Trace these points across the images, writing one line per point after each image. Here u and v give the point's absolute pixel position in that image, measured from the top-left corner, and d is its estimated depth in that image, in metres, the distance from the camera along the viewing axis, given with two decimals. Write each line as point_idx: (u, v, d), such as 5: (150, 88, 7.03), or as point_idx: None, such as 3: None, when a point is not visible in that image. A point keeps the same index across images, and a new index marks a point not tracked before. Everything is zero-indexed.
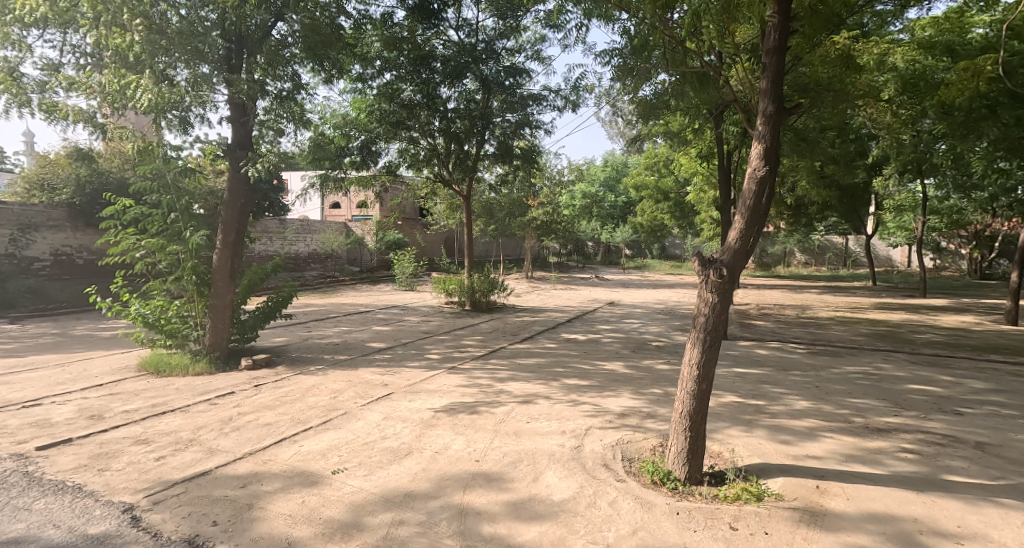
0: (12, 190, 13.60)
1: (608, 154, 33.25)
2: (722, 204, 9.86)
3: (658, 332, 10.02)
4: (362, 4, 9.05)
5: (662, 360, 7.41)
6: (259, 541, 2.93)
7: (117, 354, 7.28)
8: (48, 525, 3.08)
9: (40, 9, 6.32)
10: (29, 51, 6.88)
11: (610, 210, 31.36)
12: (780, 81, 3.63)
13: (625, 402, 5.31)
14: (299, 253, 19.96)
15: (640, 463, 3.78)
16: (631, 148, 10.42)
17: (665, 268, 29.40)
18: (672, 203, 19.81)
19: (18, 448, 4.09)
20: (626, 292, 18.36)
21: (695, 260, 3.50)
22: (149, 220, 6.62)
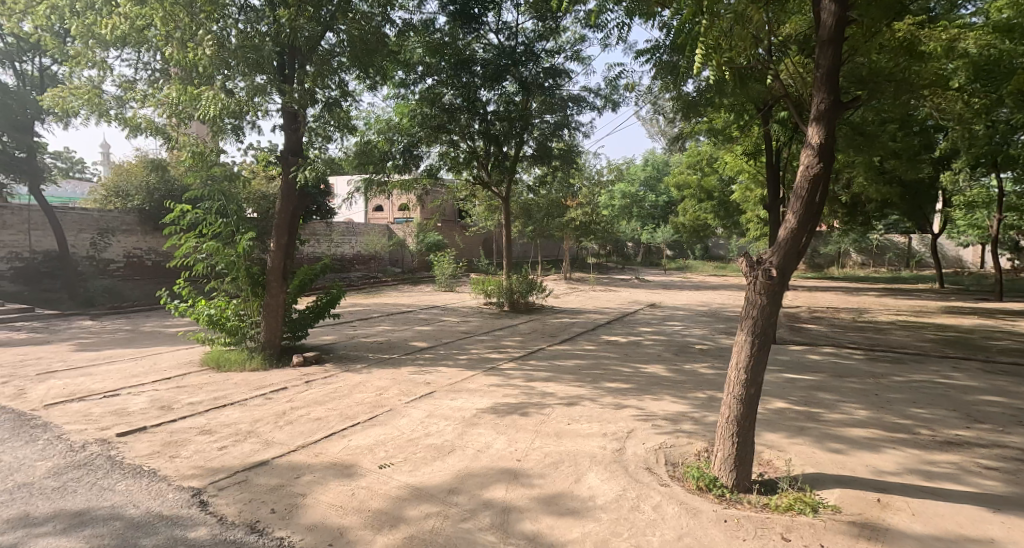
0: (93, 197, 14.71)
1: (648, 153, 32.63)
2: (770, 203, 9.60)
3: (702, 334, 9.89)
4: (406, 12, 9.28)
5: (706, 363, 7.33)
6: (312, 530, 3.10)
7: (183, 350, 7.73)
8: (126, 506, 3.34)
9: (118, 33, 6.80)
10: (109, 70, 7.40)
11: (651, 211, 30.91)
12: (835, 74, 3.54)
13: (669, 406, 5.30)
14: (344, 255, 20.59)
15: (684, 469, 3.79)
16: (672, 148, 10.30)
17: (707, 269, 28.81)
18: (715, 203, 19.37)
19: (100, 433, 4.43)
20: (666, 293, 18.18)
21: (742, 261, 3.49)
22: (207, 224, 6.94)
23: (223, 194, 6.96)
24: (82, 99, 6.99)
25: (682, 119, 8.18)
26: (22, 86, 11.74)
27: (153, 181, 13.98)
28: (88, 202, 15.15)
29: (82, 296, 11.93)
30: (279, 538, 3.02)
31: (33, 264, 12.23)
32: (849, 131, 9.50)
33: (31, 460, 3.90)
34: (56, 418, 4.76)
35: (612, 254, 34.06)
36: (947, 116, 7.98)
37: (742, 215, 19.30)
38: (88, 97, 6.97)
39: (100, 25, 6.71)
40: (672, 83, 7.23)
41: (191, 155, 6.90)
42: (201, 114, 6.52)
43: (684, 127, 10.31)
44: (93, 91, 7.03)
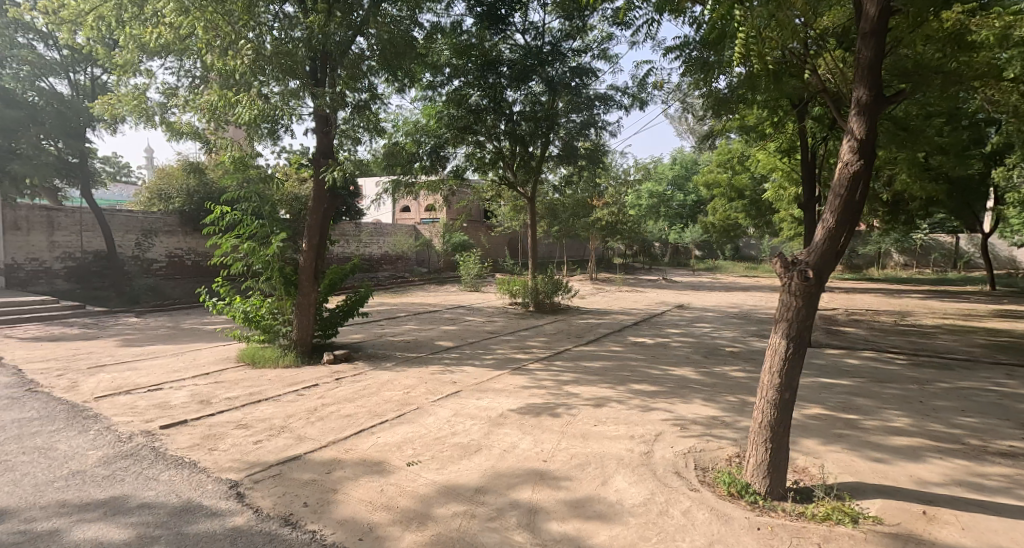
0: (137, 200, 15.32)
1: (676, 151, 32.05)
2: (807, 201, 9.36)
3: (731, 337, 9.74)
4: (434, 15, 9.41)
5: (737, 366, 7.23)
6: (343, 524, 3.20)
7: (220, 347, 8.00)
8: (168, 495, 3.48)
9: (162, 42, 7.07)
10: (153, 77, 7.69)
11: (679, 210, 30.46)
12: (878, 69, 3.46)
13: (699, 409, 5.25)
14: (372, 255, 20.91)
15: (714, 474, 3.76)
16: (703, 147, 10.16)
17: (737, 270, 28.28)
18: (746, 202, 18.92)
19: (144, 425, 4.64)
20: (694, 294, 17.93)
21: (777, 261, 3.46)
22: (243, 225, 7.17)
23: (259, 196, 7.19)
24: (128, 105, 7.30)
25: (712, 116, 8.04)
26: (75, 95, 12.21)
27: (192, 183, 14.45)
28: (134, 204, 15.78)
29: (128, 294, 12.44)
30: (311, 532, 3.12)
31: (84, 264, 12.76)
32: (891, 127, 9.19)
33: (82, 449, 4.09)
34: (104, 410, 4.98)
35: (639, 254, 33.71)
36: (999, 109, 7.65)
37: (775, 214, 18.86)
38: (133, 103, 7.27)
39: (146, 34, 6.99)
40: (703, 80, 7.17)
41: (229, 159, 7.14)
42: (238, 118, 6.74)
43: (715, 125, 10.14)
44: (138, 97, 7.33)
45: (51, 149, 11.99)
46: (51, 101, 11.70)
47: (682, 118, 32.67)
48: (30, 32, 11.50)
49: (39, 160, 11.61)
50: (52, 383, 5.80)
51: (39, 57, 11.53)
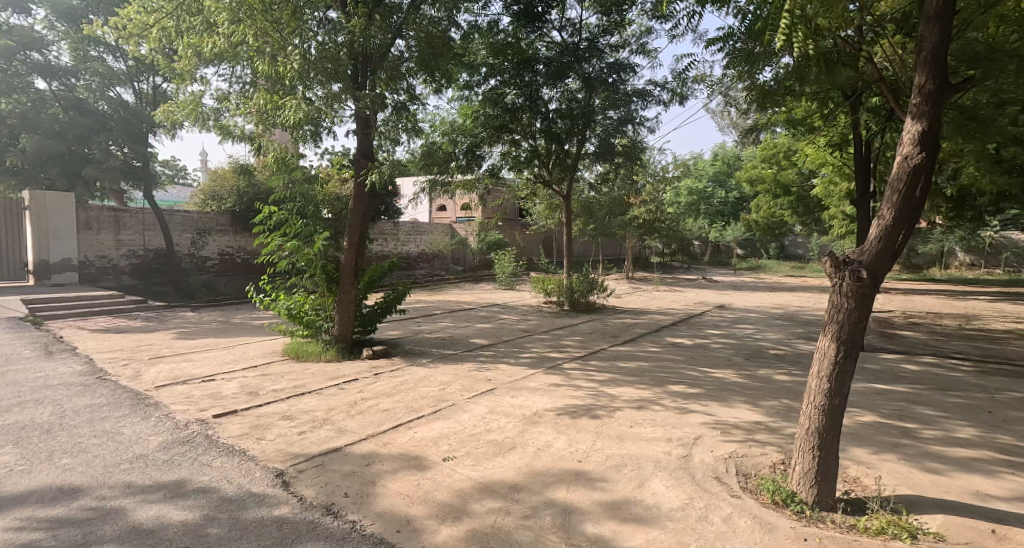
0: (192, 201, 16.08)
1: (717, 146, 31.15)
2: (861, 197, 8.98)
3: (776, 339, 9.51)
4: (471, 15, 9.54)
5: (783, 370, 7.06)
6: (382, 516, 3.31)
7: (267, 341, 8.33)
8: (221, 481, 3.68)
9: (216, 50, 7.40)
10: (208, 84, 8.06)
11: (720, 208, 29.75)
12: (941, 57, 3.28)
13: (741, 413, 5.17)
14: (409, 253, 21.28)
15: (757, 481, 3.70)
16: (746, 142, 9.64)
17: (782, 269, 27.43)
18: (793, 198, 18.01)
19: (199, 413, 4.90)
20: (736, 294, 17.54)
21: (828, 260, 3.33)
22: (289, 224, 7.44)
23: (303, 196, 7.45)
24: (185, 111, 7.68)
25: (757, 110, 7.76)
26: (140, 104, 12.77)
27: (243, 185, 15.01)
28: (190, 205, 16.53)
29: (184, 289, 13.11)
30: (351, 521, 3.24)
31: (147, 261, 13.46)
32: (957, 116, 8.70)
33: (144, 434, 4.36)
34: (162, 398, 5.28)
35: (677, 252, 33.13)
36: None
37: (824, 211, 18.06)
38: (189, 109, 7.64)
39: (201, 42, 7.34)
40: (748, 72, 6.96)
41: (276, 161, 7.44)
42: (284, 120, 7.01)
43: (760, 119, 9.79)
44: (194, 103, 7.70)
45: (118, 155, 12.46)
46: (118, 110, 12.29)
47: (724, 112, 31.69)
48: (100, 45, 12.05)
49: (108, 165, 12.14)
50: (117, 371, 6.19)
51: (110, 69, 12.03)
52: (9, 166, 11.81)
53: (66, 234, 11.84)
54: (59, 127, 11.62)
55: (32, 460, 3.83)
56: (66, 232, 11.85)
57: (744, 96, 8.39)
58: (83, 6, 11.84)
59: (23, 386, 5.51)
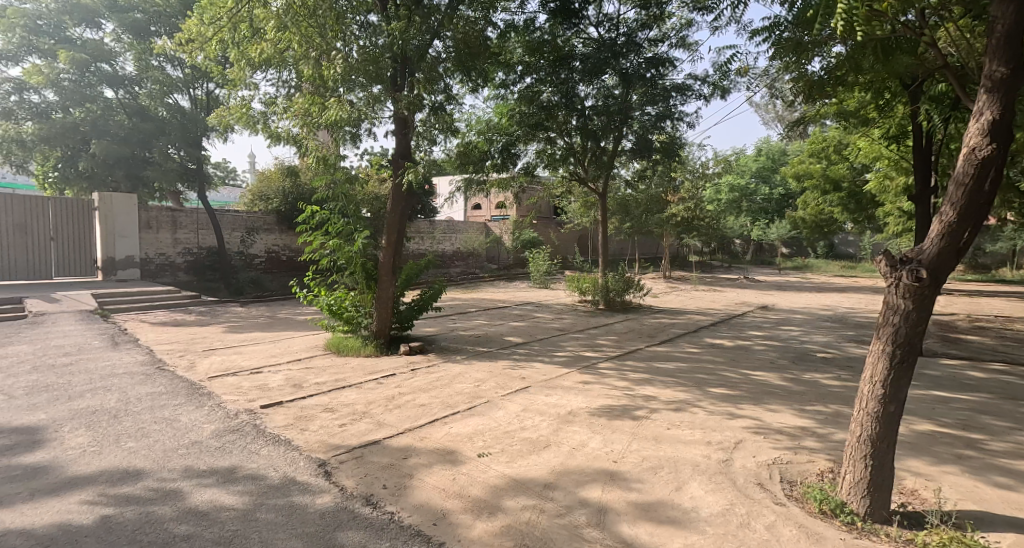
0: (241, 201, 16.74)
1: (761, 141, 30.13)
2: (922, 192, 8.54)
3: (823, 342, 9.22)
4: (508, 15, 9.61)
5: (831, 375, 6.85)
6: (419, 508, 3.41)
7: (311, 336, 8.64)
8: (269, 468, 3.86)
9: (265, 56, 7.71)
10: (257, 89, 8.39)
11: (763, 205, 28.90)
12: (1018, 38, 3.00)
13: (786, 418, 5.05)
14: (445, 251, 21.57)
15: (803, 489, 3.60)
16: (791, 136, 8.96)
17: (831, 269, 26.46)
18: (843, 194, 16.73)
19: (248, 404, 5.15)
20: (781, 295, 17.06)
21: (884, 260, 3.17)
22: (332, 223, 7.70)
23: (344, 196, 7.70)
24: (236, 116, 8.02)
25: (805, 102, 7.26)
26: (194, 109, 13.30)
27: (288, 185, 15.52)
28: (240, 205, 17.19)
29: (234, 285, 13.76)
30: (390, 513, 3.35)
31: (200, 258, 14.09)
32: None
33: (198, 422, 4.61)
34: (214, 388, 5.56)
35: (718, 251, 32.40)
36: None
37: (878, 208, 16.62)
38: (240, 114, 7.98)
39: (252, 50, 7.67)
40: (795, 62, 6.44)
41: (318, 161, 7.72)
42: (327, 120, 7.27)
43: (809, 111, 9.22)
44: (244, 108, 8.04)
45: (176, 158, 13.12)
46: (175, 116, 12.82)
47: (768, 105, 30.61)
48: (160, 56, 12.43)
49: (166, 167, 12.82)
50: (174, 362, 6.54)
51: (169, 78, 12.44)
52: (84, 171, 12.57)
53: (129, 233, 12.49)
54: (123, 133, 12.22)
55: (100, 442, 4.11)
56: (130, 231, 12.51)
57: (790, 90, 8.13)
58: (145, 18, 12.22)
59: (90, 374, 5.90)
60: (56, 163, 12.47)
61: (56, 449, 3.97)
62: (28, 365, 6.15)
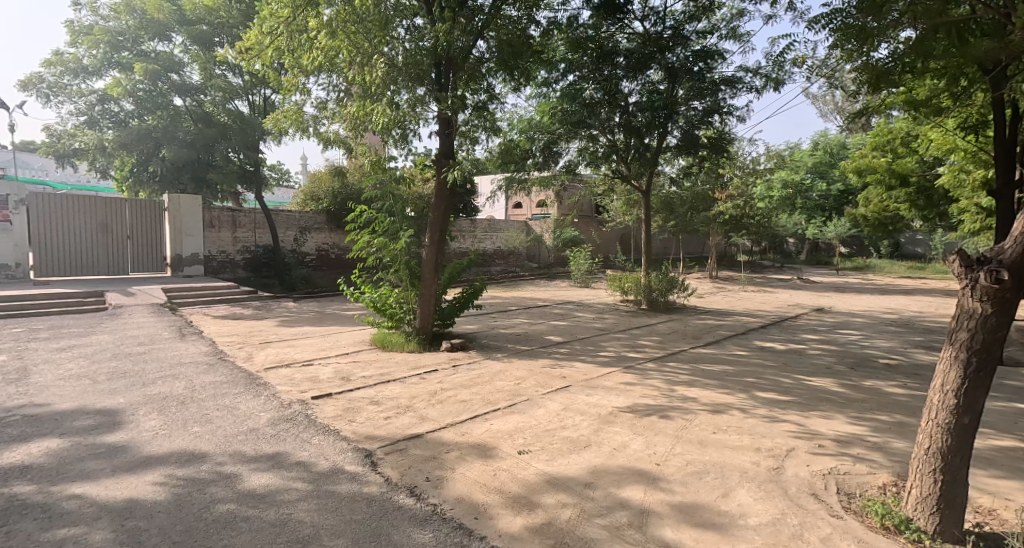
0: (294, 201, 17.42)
1: (819, 135, 28.77)
2: (1002, 185, 7.99)
3: (886, 348, 8.81)
4: (550, 11, 9.59)
5: (895, 383, 6.55)
6: (461, 502, 3.51)
7: (357, 331, 8.92)
8: (319, 457, 4.05)
9: (316, 63, 8.00)
10: (308, 94, 8.71)
11: (820, 201, 27.61)
12: None
13: (841, 427, 4.90)
14: (486, 250, 21.79)
15: (862, 502, 3.49)
16: (852, 128, 8.37)
17: (896, 270, 25.16)
18: (912, 190, 14.18)
19: (300, 395, 5.39)
20: (839, 297, 16.35)
21: (957, 260, 3.06)
22: (378, 222, 7.97)
23: (391, 196, 7.93)
24: (289, 120, 8.36)
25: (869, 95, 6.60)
26: (253, 114, 13.87)
27: (337, 186, 16.07)
28: (293, 205, 17.81)
29: (287, 282, 14.33)
30: (433, 505, 3.46)
31: (257, 256, 14.76)
32: None
33: (256, 410, 4.87)
34: (270, 379, 5.84)
35: (770, 249, 31.41)
36: None
37: (955, 204, 14.05)
38: (293, 118, 8.32)
39: (305, 56, 7.98)
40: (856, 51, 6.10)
41: (368, 163, 8.01)
42: (374, 125, 7.57)
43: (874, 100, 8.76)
44: (297, 112, 8.37)
45: (235, 161, 13.71)
46: (236, 121, 13.25)
47: (826, 97, 29.13)
48: (223, 64, 13.08)
49: (227, 170, 13.42)
50: (233, 353, 6.91)
51: (230, 85, 13.02)
52: (155, 174, 13.36)
53: (194, 231, 13.22)
54: (190, 139, 12.87)
55: (170, 425, 4.41)
56: (195, 229, 13.24)
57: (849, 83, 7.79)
58: (211, 30, 12.85)
59: (160, 362, 6.32)
60: (131, 166, 13.30)
61: (133, 430, 4.29)
62: (107, 352, 6.65)
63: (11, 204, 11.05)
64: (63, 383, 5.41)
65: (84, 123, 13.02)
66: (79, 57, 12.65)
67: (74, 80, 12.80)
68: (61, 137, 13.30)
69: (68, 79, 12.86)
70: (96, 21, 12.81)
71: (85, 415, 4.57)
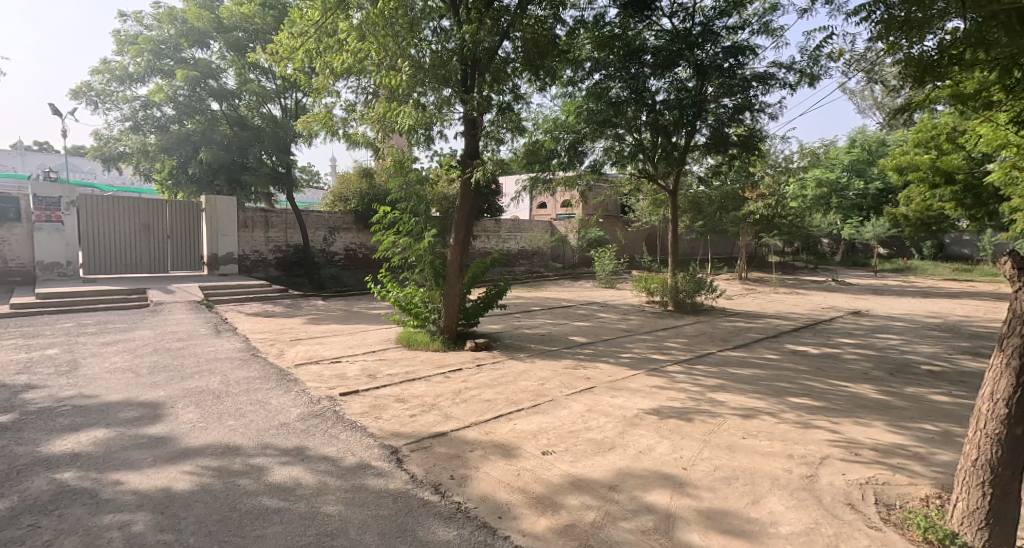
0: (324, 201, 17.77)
1: (856, 131, 27.89)
2: None
3: (929, 354, 8.53)
4: (576, 10, 9.57)
5: (938, 391, 6.35)
6: (486, 501, 3.55)
7: (384, 329, 9.06)
8: (347, 452, 4.15)
9: (346, 67, 8.16)
10: (337, 96, 8.87)
11: (857, 201, 26.82)
12: None
13: (881, 435, 4.78)
14: (510, 250, 21.85)
15: (903, 513, 3.41)
16: (894, 125, 8.02)
17: (940, 272, 24.31)
18: (958, 189, 13.78)
19: (328, 391, 5.52)
20: (877, 300, 15.90)
21: (1009, 263, 3.03)
22: (403, 222, 8.06)
23: (417, 197, 8.02)
24: (319, 122, 8.55)
25: (912, 88, 6.22)
26: (285, 117, 14.17)
27: (364, 187, 16.31)
28: (323, 205, 18.17)
29: (316, 281, 14.61)
30: (457, 503, 3.51)
31: (288, 255, 15.15)
32: None
33: (286, 406, 5.01)
34: (300, 375, 6.00)
35: (803, 250, 30.73)
36: None
37: (1005, 202, 13.59)
38: (322, 120, 8.50)
39: (335, 60, 8.14)
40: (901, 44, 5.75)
41: (394, 164, 8.12)
42: (401, 126, 7.65)
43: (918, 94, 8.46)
44: (326, 115, 8.56)
45: (268, 163, 14.00)
46: (269, 124, 13.53)
47: (865, 92, 28.20)
48: (257, 69, 13.43)
49: (260, 172, 13.76)
50: (265, 349, 7.11)
51: (264, 89, 13.33)
52: (193, 176, 13.75)
53: (229, 231, 13.61)
54: (226, 142, 13.22)
55: (207, 419, 4.57)
56: (229, 229, 13.62)
57: (891, 77, 7.52)
58: (246, 36, 13.18)
59: (197, 357, 6.54)
60: (171, 169, 13.71)
61: (172, 422, 4.46)
62: (148, 347, 6.90)
63: (62, 205, 11.49)
64: (108, 376, 5.65)
65: (128, 128, 13.49)
66: (125, 65, 13.12)
67: (119, 87, 13.26)
68: (108, 141, 13.83)
69: (114, 86, 13.31)
70: (140, 30, 13.28)
71: (128, 407, 4.76)
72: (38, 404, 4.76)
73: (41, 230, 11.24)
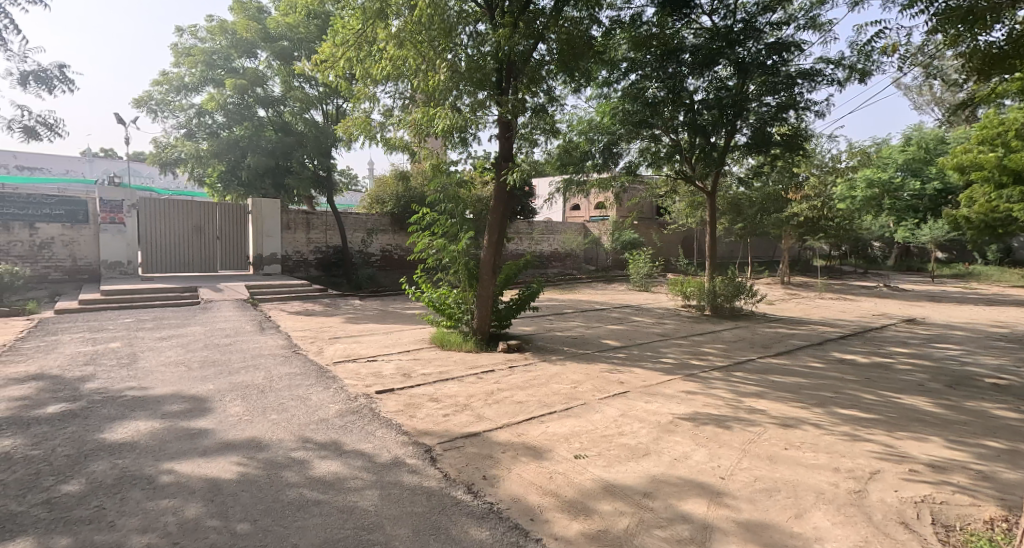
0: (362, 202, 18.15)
1: (912, 129, 26.74)
2: None
3: (992, 367, 8.12)
4: (612, 11, 9.55)
5: (1002, 406, 6.04)
6: (520, 503, 3.59)
7: (418, 329, 9.22)
8: (383, 449, 4.25)
9: (385, 73, 8.35)
10: (375, 102, 9.07)
11: (912, 202, 25.63)
12: None
13: (937, 451, 4.60)
14: (543, 252, 21.86)
15: (965, 536, 3.28)
16: (954, 120, 7.66)
17: (1005, 279, 23.00)
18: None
19: (364, 388, 5.67)
20: (933, 308, 15.19)
21: None
22: (439, 224, 8.17)
23: (454, 199, 8.14)
24: (359, 127, 8.76)
25: (978, 80, 5.89)
26: (326, 122, 14.54)
27: (401, 190, 16.59)
28: (361, 208, 18.59)
29: (354, 281, 14.92)
30: (490, 502, 3.57)
31: (327, 256, 15.57)
32: None
33: (325, 402, 5.17)
34: (338, 372, 6.17)
35: (853, 254, 29.60)
36: None
37: None
38: (362, 126, 8.72)
39: (375, 67, 8.34)
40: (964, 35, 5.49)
41: (432, 168, 8.22)
42: (437, 129, 7.71)
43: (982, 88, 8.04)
44: (365, 120, 8.78)
45: (309, 166, 14.39)
46: (311, 129, 13.93)
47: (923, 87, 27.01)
48: (302, 77, 13.82)
49: (303, 176, 14.16)
50: (306, 346, 7.35)
51: (307, 95, 13.69)
52: (240, 179, 14.21)
53: (273, 233, 14.08)
54: (271, 146, 13.65)
55: (252, 412, 4.76)
56: (272, 231, 14.10)
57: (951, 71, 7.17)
58: (291, 45, 13.57)
59: (243, 352, 6.81)
60: (219, 173, 14.19)
61: (219, 414, 4.68)
62: (199, 343, 7.22)
63: (124, 208, 12.40)
64: (162, 369, 5.95)
65: (183, 134, 14.09)
66: (181, 75, 13.68)
67: (177, 96, 13.83)
68: (166, 148, 14.44)
69: (172, 95, 13.89)
70: (195, 42, 13.85)
71: (179, 400, 5.00)
72: (98, 394, 5.06)
73: (107, 231, 12.17)
